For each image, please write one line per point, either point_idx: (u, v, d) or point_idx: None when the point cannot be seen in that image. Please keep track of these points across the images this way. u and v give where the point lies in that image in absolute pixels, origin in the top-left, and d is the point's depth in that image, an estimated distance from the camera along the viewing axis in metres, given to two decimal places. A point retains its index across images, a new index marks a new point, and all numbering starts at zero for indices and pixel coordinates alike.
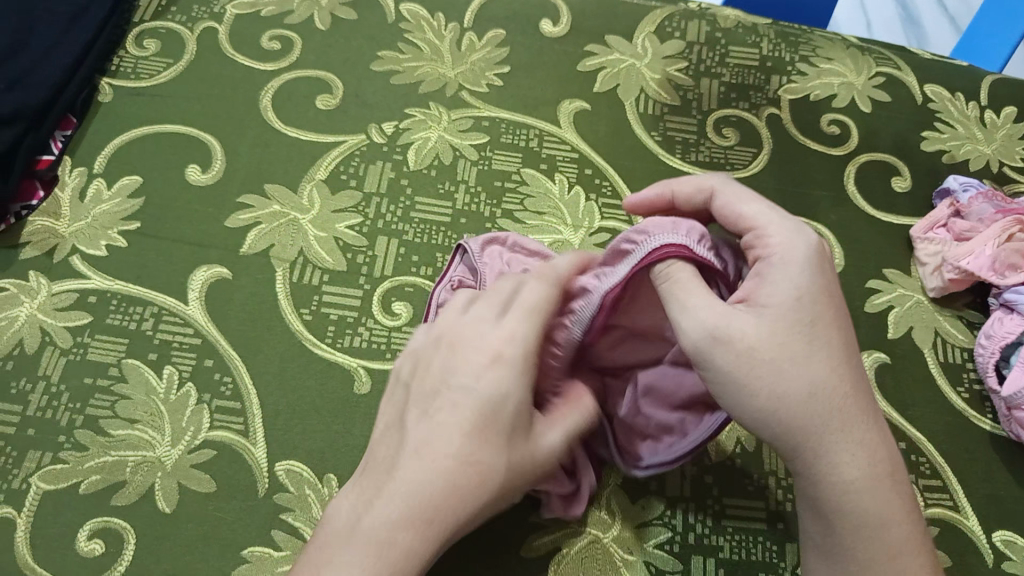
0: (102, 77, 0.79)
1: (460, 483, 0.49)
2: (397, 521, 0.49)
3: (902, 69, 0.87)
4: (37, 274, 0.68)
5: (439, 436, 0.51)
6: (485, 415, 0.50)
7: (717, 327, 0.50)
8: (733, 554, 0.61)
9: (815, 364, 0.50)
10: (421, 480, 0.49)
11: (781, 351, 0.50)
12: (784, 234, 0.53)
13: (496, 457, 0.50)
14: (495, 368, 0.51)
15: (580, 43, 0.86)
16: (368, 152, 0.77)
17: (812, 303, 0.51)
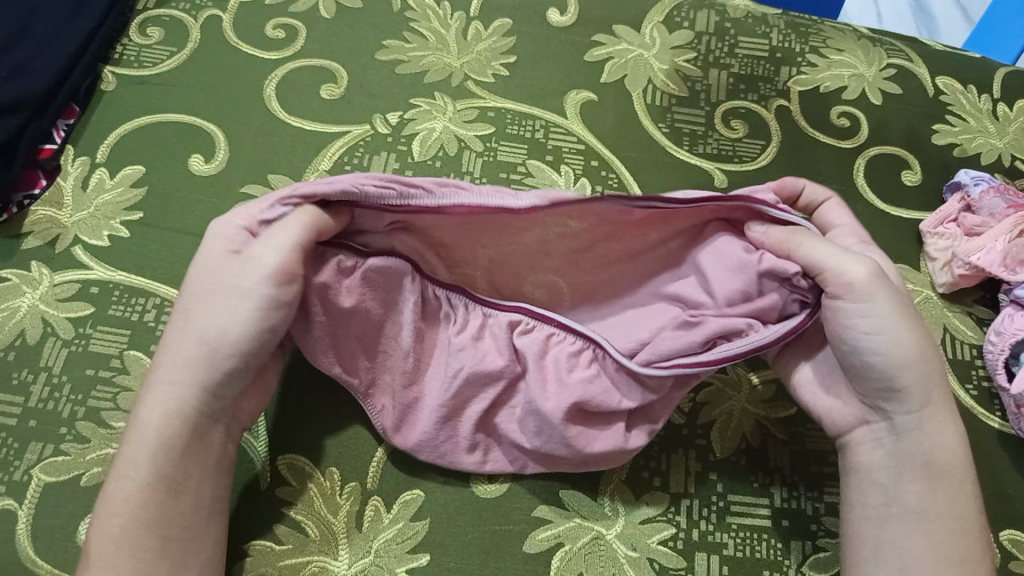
0: (105, 66, 0.78)
1: (197, 325, 0.53)
2: (160, 384, 0.53)
3: (913, 61, 0.86)
4: (38, 264, 0.68)
5: (183, 305, 0.55)
6: (217, 260, 0.55)
7: (862, 270, 0.53)
8: (738, 550, 0.61)
9: (930, 331, 0.55)
10: (171, 348, 0.54)
11: (909, 313, 0.53)
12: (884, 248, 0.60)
13: (199, 300, 0.54)
14: (209, 245, 0.56)
15: (587, 33, 0.85)
16: (372, 143, 0.76)
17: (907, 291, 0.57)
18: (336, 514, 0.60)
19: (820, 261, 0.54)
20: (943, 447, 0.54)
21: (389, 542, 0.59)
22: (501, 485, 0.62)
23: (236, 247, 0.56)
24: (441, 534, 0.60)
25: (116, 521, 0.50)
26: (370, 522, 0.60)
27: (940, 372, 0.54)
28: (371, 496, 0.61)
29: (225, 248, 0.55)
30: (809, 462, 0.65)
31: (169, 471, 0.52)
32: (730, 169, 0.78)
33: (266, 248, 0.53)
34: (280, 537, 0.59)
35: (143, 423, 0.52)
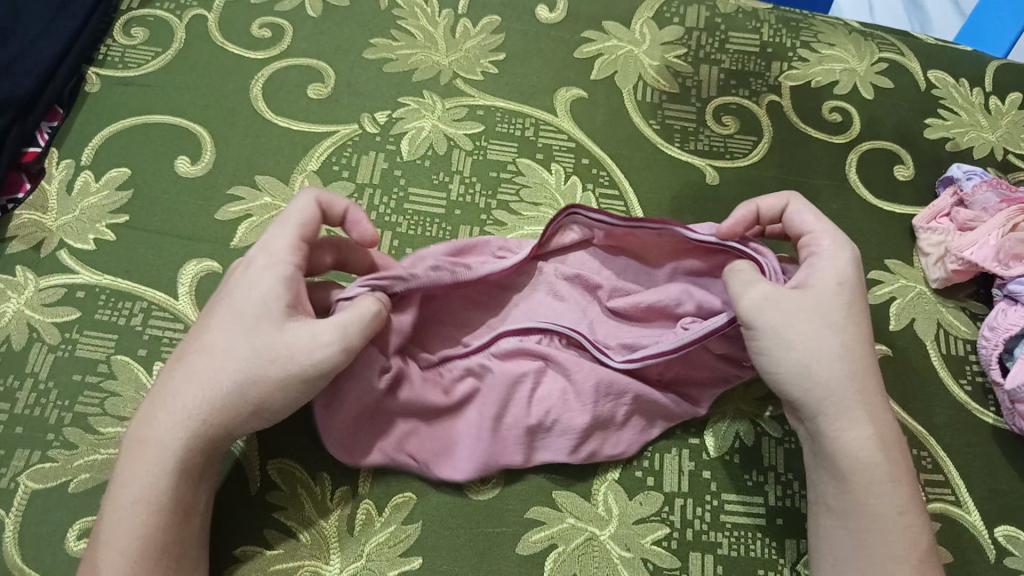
0: (89, 68, 0.77)
1: (223, 371, 0.53)
2: (165, 413, 0.53)
3: (905, 54, 0.86)
4: (24, 269, 0.67)
5: (212, 341, 0.55)
6: (255, 318, 0.54)
7: (762, 293, 0.56)
8: (732, 550, 0.61)
9: (849, 340, 0.55)
10: (185, 381, 0.54)
11: (820, 325, 0.55)
12: (833, 240, 0.59)
13: (234, 354, 0.54)
14: (254, 293, 0.55)
15: (577, 29, 0.84)
16: (361, 142, 0.75)
17: (842, 294, 0.57)
18: (326, 519, 0.59)
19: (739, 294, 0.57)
20: (858, 449, 0.54)
21: (381, 546, 0.59)
22: (493, 487, 0.62)
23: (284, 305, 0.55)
24: (434, 537, 0.59)
25: (114, 545, 0.51)
26: (361, 526, 0.59)
27: (851, 372, 0.55)
28: (362, 499, 0.60)
29: (276, 306, 0.55)
30: (803, 460, 0.64)
31: (165, 509, 0.52)
32: (721, 165, 0.78)
33: (314, 328, 0.54)
34: (270, 542, 0.58)
35: (147, 448, 0.52)
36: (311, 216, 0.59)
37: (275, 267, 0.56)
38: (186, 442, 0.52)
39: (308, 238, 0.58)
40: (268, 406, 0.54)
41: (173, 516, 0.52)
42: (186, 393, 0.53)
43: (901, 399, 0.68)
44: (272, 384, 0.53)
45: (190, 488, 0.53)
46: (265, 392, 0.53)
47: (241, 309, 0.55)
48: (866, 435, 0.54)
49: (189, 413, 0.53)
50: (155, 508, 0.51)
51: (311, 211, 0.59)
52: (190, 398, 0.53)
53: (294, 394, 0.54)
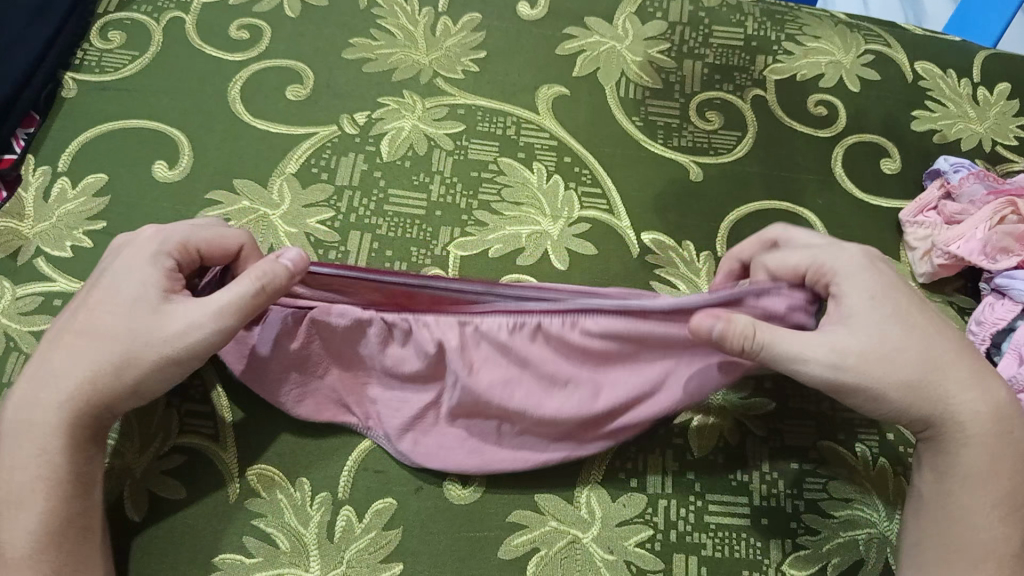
0: (65, 72, 0.76)
1: (106, 348, 0.53)
2: (46, 394, 0.53)
3: (891, 46, 0.85)
4: (0, 278, 0.66)
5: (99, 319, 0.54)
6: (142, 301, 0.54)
7: (826, 353, 0.54)
8: (716, 551, 0.60)
9: (912, 340, 0.55)
10: (71, 360, 0.53)
11: (891, 355, 0.54)
12: (835, 257, 0.58)
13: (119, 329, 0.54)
14: (135, 281, 0.55)
15: (559, 26, 0.84)
16: (340, 144, 0.74)
17: (887, 302, 0.56)
18: (307, 525, 0.59)
19: (777, 353, 0.54)
20: (957, 444, 0.55)
21: (361, 552, 0.58)
22: (475, 489, 0.61)
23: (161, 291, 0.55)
24: (415, 543, 0.59)
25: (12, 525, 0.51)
26: (341, 532, 0.59)
27: (953, 377, 0.55)
28: (343, 505, 0.60)
29: (157, 291, 0.55)
30: (789, 459, 0.64)
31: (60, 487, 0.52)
32: (705, 162, 0.77)
33: (190, 309, 0.54)
34: (250, 550, 0.58)
35: (29, 424, 0.52)
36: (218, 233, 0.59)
37: (156, 257, 0.56)
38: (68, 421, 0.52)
39: (209, 255, 0.59)
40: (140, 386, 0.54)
41: (72, 491, 0.52)
42: (64, 370, 0.53)
43: None
44: (145, 368, 0.54)
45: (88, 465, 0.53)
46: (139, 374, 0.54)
47: (120, 293, 0.55)
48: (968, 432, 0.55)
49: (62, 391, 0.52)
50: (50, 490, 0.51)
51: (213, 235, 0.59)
52: (66, 377, 0.53)
53: (166, 374, 0.55)
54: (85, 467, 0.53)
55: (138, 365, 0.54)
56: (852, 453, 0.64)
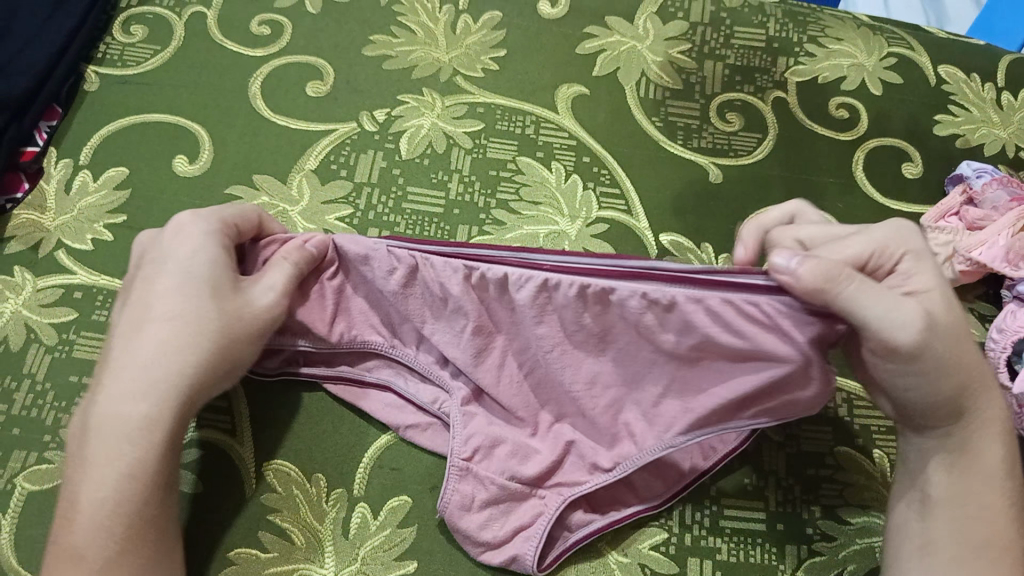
0: (88, 66, 0.77)
1: (157, 358, 0.51)
2: (116, 394, 0.50)
3: (915, 49, 0.84)
4: (21, 269, 0.67)
5: (151, 316, 0.52)
6: (200, 283, 0.53)
7: (913, 320, 0.47)
8: (730, 556, 0.60)
9: (960, 335, 0.49)
10: (136, 363, 0.51)
11: (952, 354, 0.48)
12: (899, 239, 0.51)
13: (174, 330, 0.51)
14: (197, 257, 0.54)
15: (579, 24, 0.83)
16: (359, 141, 0.74)
17: (948, 301, 0.49)
18: (321, 521, 0.59)
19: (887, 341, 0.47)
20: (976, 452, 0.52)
21: (375, 549, 0.58)
22: None
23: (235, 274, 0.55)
24: (429, 544, 0.59)
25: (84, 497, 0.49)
26: (356, 529, 0.59)
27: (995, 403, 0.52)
28: (358, 502, 0.60)
29: (223, 269, 0.54)
30: (805, 465, 0.63)
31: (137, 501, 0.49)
32: (725, 164, 0.76)
33: (265, 286, 0.56)
34: (265, 545, 0.58)
35: (109, 422, 0.50)
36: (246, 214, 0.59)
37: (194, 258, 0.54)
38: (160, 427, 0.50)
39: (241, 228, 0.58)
40: (239, 362, 0.54)
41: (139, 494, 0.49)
42: (121, 383, 0.50)
43: None
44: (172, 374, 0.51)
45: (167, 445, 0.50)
46: (239, 345, 0.53)
47: (179, 274, 0.53)
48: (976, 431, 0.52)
49: (121, 395, 0.50)
50: (114, 494, 0.49)
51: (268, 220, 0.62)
52: (127, 387, 0.50)
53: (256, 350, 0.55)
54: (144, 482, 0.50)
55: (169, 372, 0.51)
56: (870, 459, 0.64)
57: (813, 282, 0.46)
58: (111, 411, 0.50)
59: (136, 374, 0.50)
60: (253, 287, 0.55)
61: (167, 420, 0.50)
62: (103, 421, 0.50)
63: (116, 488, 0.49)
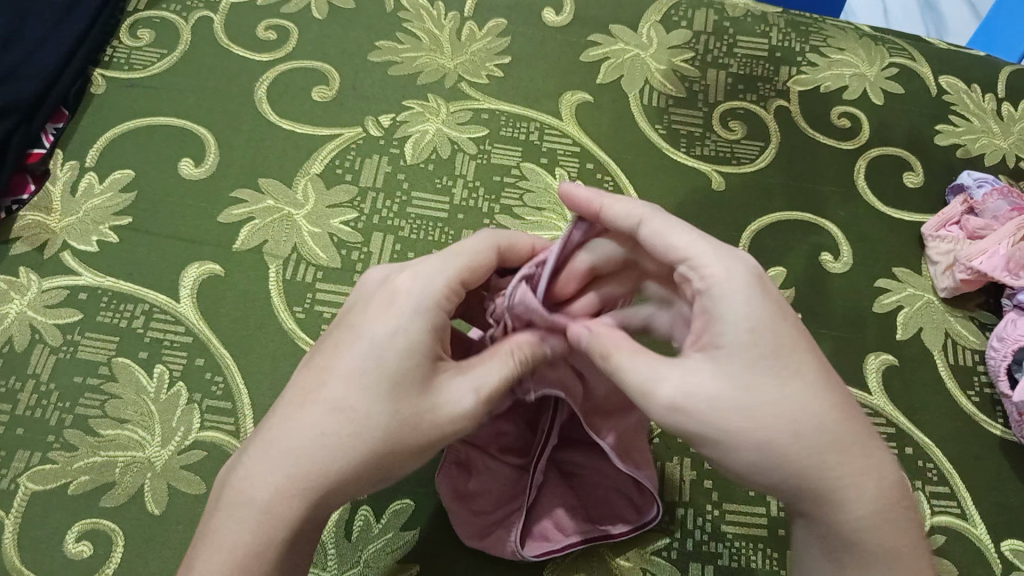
0: (94, 69, 0.77)
1: (345, 436, 0.46)
2: (292, 457, 0.46)
3: (916, 60, 0.84)
4: (27, 270, 0.67)
5: (332, 393, 0.46)
6: (384, 373, 0.46)
7: (665, 398, 0.46)
8: (733, 561, 0.60)
9: (731, 383, 0.45)
10: (314, 426, 0.46)
11: (722, 410, 0.45)
12: (722, 263, 0.47)
13: (348, 423, 0.46)
14: (396, 339, 0.47)
15: (583, 32, 0.84)
16: (365, 145, 0.75)
17: (766, 337, 0.45)
18: (325, 524, 0.59)
19: (623, 382, 0.47)
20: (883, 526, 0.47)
21: (378, 552, 0.58)
22: None
23: (434, 358, 0.48)
24: (431, 547, 0.59)
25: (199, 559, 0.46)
26: (359, 532, 0.59)
27: (772, 457, 0.45)
28: (360, 505, 0.60)
29: (427, 359, 0.47)
30: None
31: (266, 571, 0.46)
32: (727, 171, 0.77)
33: (463, 391, 0.48)
34: None
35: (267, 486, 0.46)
36: (483, 262, 0.51)
37: (426, 310, 0.48)
38: (295, 510, 0.46)
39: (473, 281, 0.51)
40: (401, 469, 0.48)
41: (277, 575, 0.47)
42: (292, 441, 0.46)
43: (908, 409, 0.66)
44: (349, 459, 0.46)
45: (298, 524, 0.46)
46: (402, 457, 0.47)
47: (381, 350, 0.46)
48: (857, 514, 0.47)
49: (290, 460, 0.46)
50: (241, 556, 0.46)
51: (518, 241, 0.54)
52: (295, 449, 0.46)
53: (421, 462, 0.49)
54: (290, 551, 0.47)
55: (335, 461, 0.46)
56: None
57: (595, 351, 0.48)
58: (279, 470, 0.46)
59: (324, 441, 0.46)
60: (450, 381, 0.48)
61: (300, 502, 0.46)
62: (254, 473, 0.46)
63: (243, 545, 0.46)
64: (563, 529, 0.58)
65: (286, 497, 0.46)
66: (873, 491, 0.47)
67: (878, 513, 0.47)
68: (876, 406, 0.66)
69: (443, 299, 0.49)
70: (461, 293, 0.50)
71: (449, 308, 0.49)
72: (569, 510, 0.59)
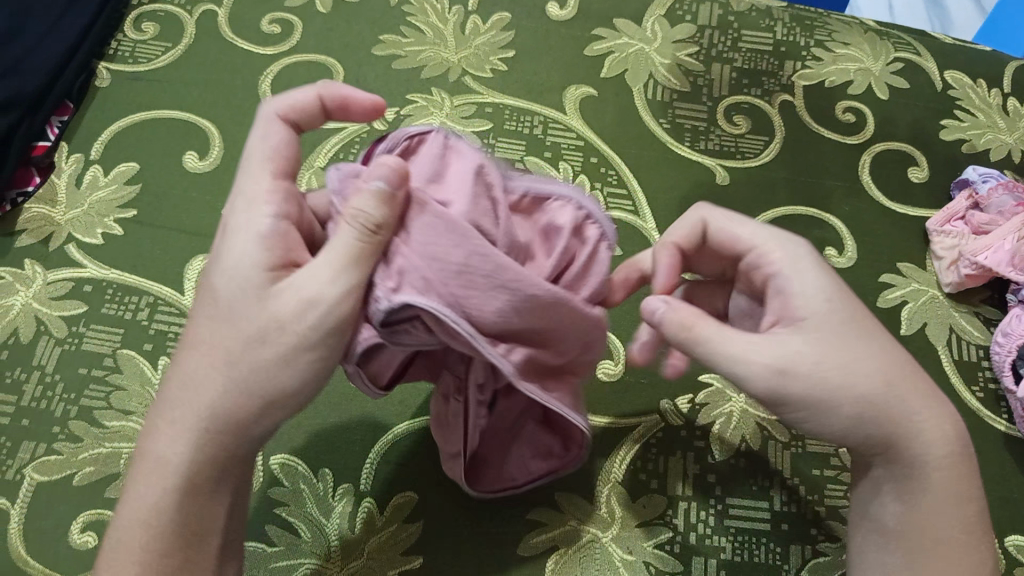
0: (99, 62, 0.78)
1: (211, 367, 0.47)
2: (173, 407, 0.49)
3: (921, 54, 0.84)
4: (32, 263, 0.68)
5: (201, 330, 0.48)
6: (230, 299, 0.47)
7: (768, 364, 0.47)
8: (736, 555, 0.60)
9: (824, 345, 0.47)
10: (190, 374, 0.48)
11: (824, 378, 0.47)
12: (783, 246, 0.51)
13: (217, 355, 0.47)
14: (236, 260, 0.47)
15: (587, 26, 0.84)
16: (369, 139, 0.75)
17: (842, 300, 0.49)
18: (328, 516, 0.59)
19: (719, 354, 0.47)
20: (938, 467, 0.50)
21: (381, 545, 0.58)
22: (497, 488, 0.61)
23: (277, 267, 0.47)
24: (434, 540, 0.59)
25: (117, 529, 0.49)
26: (362, 524, 0.59)
27: (862, 401, 0.48)
28: (364, 497, 0.60)
29: (260, 270, 0.47)
30: (811, 466, 0.63)
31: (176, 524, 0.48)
32: (732, 166, 0.77)
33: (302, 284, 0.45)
34: (270, 539, 0.58)
35: (162, 446, 0.49)
36: (282, 141, 0.50)
37: (250, 229, 0.48)
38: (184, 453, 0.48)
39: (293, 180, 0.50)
40: (269, 385, 0.46)
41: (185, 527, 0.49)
42: (177, 393, 0.49)
43: None
44: (218, 389, 0.47)
45: (196, 464, 0.48)
46: (268, 368, 0.46)
47: (221, 279, 0.48)
48: (928, 457, 0.50)
49: (179, 410, 0.48)
50: (146, 511, 0.48)
51: (301, 99, 0.51)
52: (181, 398, 0.48)
53: (303, 368, 0.46)
54: (196, 503, 0.49)
55: (208, 395, 0.47)
56: None
57: (675, 331, 0.48)
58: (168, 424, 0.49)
59: (197, 381, 0.48)
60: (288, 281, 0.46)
61: (188, 444, 0.48)
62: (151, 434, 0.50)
63: (142, 509, 0.48)
64: (527, 468, 0.57)
65: (174, 443, 0.48)
66: (939, 437, 0.50)
67: (948, 463, 0.50)
68: None
69: (268, 211, 0.48)
70: (288, 199, 0.49)
71: (281, 214, 0.48)
72: (538, 452, 0.57)
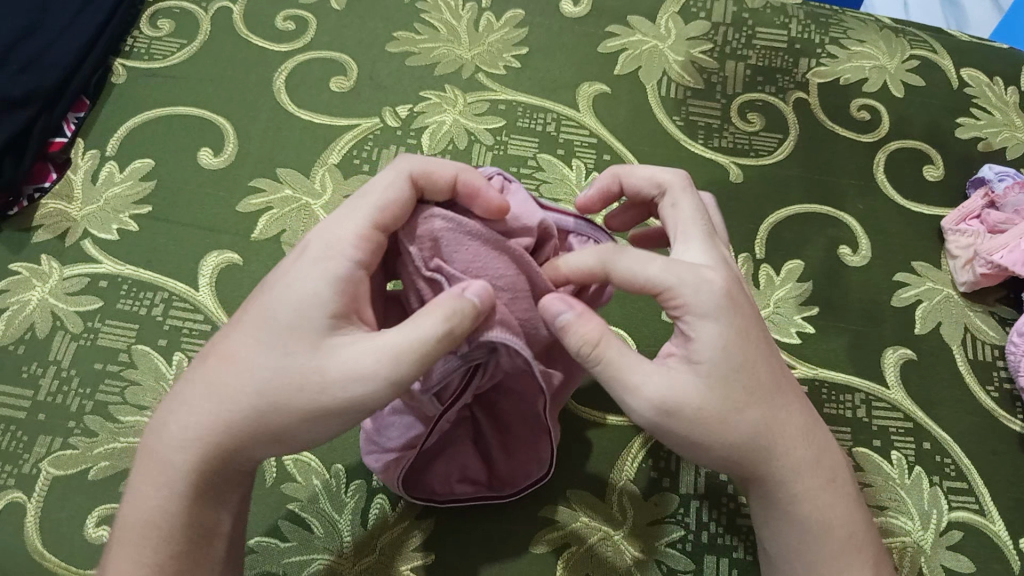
0: (115, 58, 0.78)
1: (238, 390, 0.47)
2: (186, 415, 0.48)
3: (937, 52, 0.84)
4: (48, 258, 0.68)
5: (238, 350, 0.47)
6: (286, 331, 0.46)
7: (649, 405, 0.48)
8: (748, 554, 0.60)
9: (706, 393, 0.48)
10: (211, 384, 0.47)
11: (701, 422, 0.48)
12: (695, 284, 0.48)
13: (252, 382, 0.46)
14: (301, 293, 0.47)
15: (601, 24, 0.84)
16: (382, 136, 0.75)
17: (739, 348, 0.48)
18: (341, 512, 0.59)
19: (619, 381, 0.48)
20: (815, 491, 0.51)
21: (393, 541, 0.58)
22: None
23: (339, 316, 0.47)
24: (446, 537, 0.59)
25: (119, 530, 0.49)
26: (375, 520, 0.59)
27: (734, 446, 0.49)
28: (377, 493, 0.60)
29: (323, 317, 0.46)
30: None
31: (172, 540, 0.48)
32: (746, 163, 0.77)
33: (360, 348, 0.46)
34: (284, 533, 0.59)
35: (167, 455, 0.48)
36: (401, 204, 0.47)
37: (326, 267, 0.47)
38: (193, 464, 0.48)
39: (384, 225, 0.47)
40: (293, 432, 0.47)
41: (186, 545, 0.49)
42: (192, 397, 0.48)
43: (926, 403, 0.66)
44: (239, 417, 0.47)
45: (201, 479, 0.48)
46: (294, 417, 0.46)
47: (279, 308, 0.47)
48: (802, 488, 0.51)
49: (192, 416, 0.48)
50: (153, 510, 0.48)
51: (439, 168, 0.49)
52: (196, 404, 0.48)
53: (328, 425, 0.47)
54: (193, 519, 0.49)
55: (224, 413, 0.47)
56: (888, 460, 0.64)
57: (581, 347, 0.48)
58: (177, 428, 0.48)
59: (217, 396, 0.47)
60: (353, 339, 0.46)
61: (201, 456, 0.48)
62: (159, 427, 0.49)
63: (148, 512, 0.48)
64: (450, 487, 0.58)
65: (182, 452, 0.48)
66: (812, 464, 0.51)
67: (820, 485, 0.51)
68: (894, 400, 0.66)
69: (349, 253, 0.47)
70: (371, 240, 0.48)
71: (359, 260, 0.47)
72: (464, 475, 0.58)
